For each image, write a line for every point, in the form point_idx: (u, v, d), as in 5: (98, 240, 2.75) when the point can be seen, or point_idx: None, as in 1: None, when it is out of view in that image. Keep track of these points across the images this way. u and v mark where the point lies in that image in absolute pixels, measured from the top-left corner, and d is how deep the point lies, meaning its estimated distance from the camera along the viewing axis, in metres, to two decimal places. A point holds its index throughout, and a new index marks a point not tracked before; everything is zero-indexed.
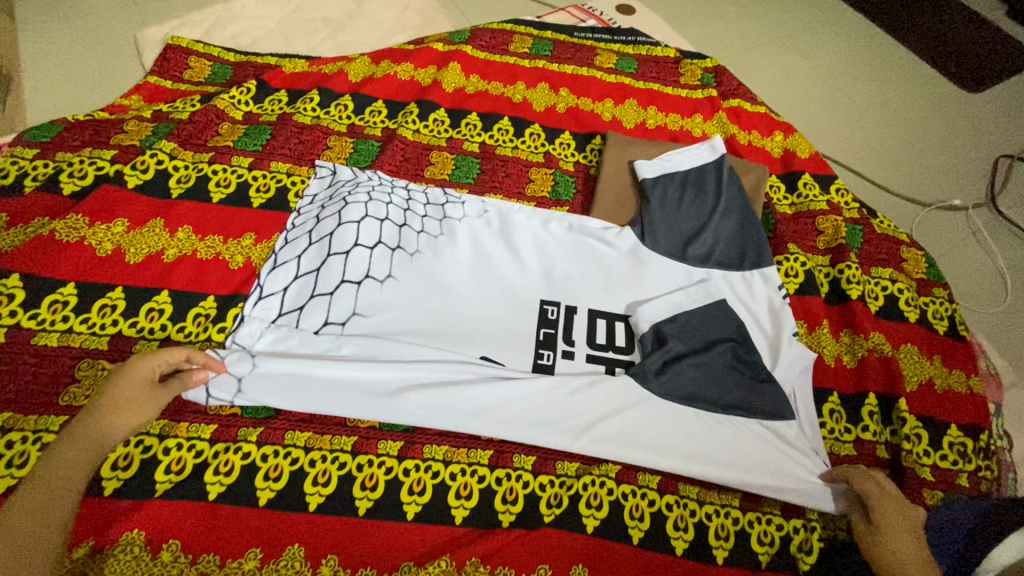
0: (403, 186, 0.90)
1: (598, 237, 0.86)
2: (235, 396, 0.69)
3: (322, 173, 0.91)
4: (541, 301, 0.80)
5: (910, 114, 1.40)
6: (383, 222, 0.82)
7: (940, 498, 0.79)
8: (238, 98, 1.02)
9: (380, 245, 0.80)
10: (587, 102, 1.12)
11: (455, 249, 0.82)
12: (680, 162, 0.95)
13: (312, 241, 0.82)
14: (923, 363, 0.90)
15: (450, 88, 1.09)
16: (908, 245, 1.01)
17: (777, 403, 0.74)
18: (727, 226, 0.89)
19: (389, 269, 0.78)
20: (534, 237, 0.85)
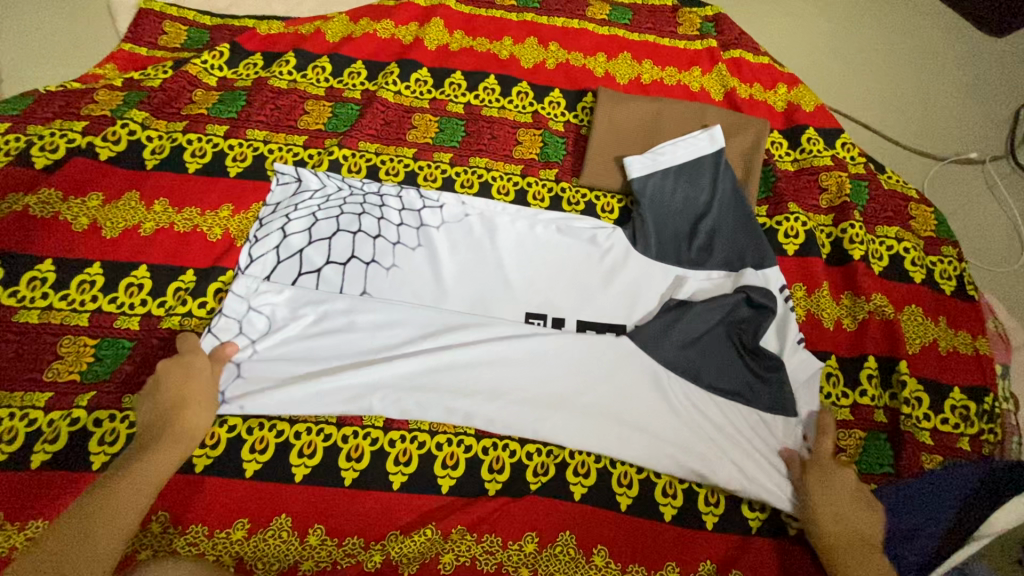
0: (375, 190, 0.85)
1: (586, 240, 0.84)
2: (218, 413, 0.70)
3: (286, 179, 0.85)
4: (527, 314, 0.79)
5: (927, 61, 1.31)
6: (356, 236, 0.79)
7: (938, 462, 0.78)
8: (211, 63, 0.97)
9: (353, 260, 0.78)
10: (578, 56, 1.07)
11: (437, 261, 0.80)
12: (674, 154, 0.89)
13: (280, 258, 0.78)
14: (927, 325, 0.86)
15: (433, 46, 1.04)
16: (917, 202, 0.96)
17: (779, 396, 0.74)
18: (721, 224, 0.85)
19: (364, 285, 0.77)
20: (521, 242, 0.83)
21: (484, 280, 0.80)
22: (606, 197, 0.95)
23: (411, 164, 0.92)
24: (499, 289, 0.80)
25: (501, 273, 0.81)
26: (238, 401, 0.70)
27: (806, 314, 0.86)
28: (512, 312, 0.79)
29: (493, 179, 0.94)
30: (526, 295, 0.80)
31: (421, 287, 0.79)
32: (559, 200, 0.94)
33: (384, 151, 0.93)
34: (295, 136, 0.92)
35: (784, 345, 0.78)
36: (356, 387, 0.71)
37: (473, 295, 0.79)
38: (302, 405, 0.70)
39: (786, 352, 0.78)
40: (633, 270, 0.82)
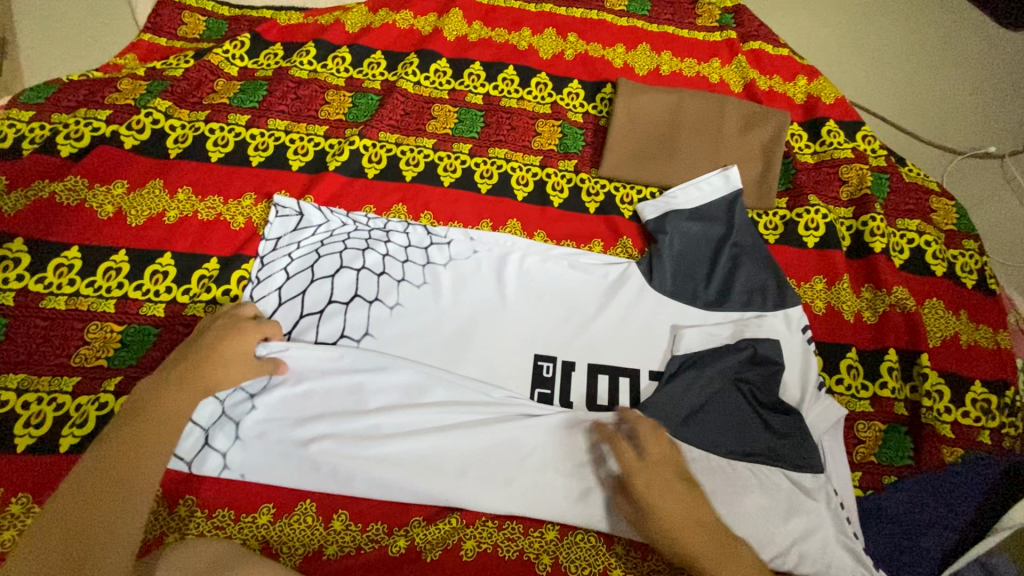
0: (380, 225, 0.85)
1: (597, 274, 0.86)
2: (218, 473, 0.69)
3: (287, 214, 0.83)
4: (536, 356, 0.79)
5: (946, 54, 1.30)
6: (361, 274, 0.81)
7: (959, 455, 0.78)
8: (232, 53, 0.98)
9: (356, 299, 0.79)
10: (597, 48, 1.06)
11: (443, 298, 0.82)
12: (687, 199, 0.90)
13: (283, 301, 0.79)
14: (948, 318, 0.86)
15: (452, 36, 1.04)
16: (938, 195, 0.96)
17: (802, 452, 0.72)
18: (736, 270, 0.85)
19: (367, 326, 0.78)
20: (532, 280, 0.84)
21: (494, 315, 0.81)
22: (626, 188, 0.95)
23: (430, 154, 0.92)
24: (510, 324, 0.81)
25: (509, 310, 0.82)
26: (240, 458, 0.69)
27: (826, 307, 0.86)
28: (521, 349, 0.79)
29: (512, 170, 0.94)
30: (537, 333, 0.80)
31: (430, 325, 0.80)
32: (577, 191, 0.94)
33: (404, 141, 0.93)
34: (316, 125, 0.92)
35: (805, 393, 0.77)
36: (347, 443, 0.69)
37: (474, 343, 0.79)
38: (295, 466, 0.69)
39: (807, 401, 0.76)
40: (647, 306, 0.83)
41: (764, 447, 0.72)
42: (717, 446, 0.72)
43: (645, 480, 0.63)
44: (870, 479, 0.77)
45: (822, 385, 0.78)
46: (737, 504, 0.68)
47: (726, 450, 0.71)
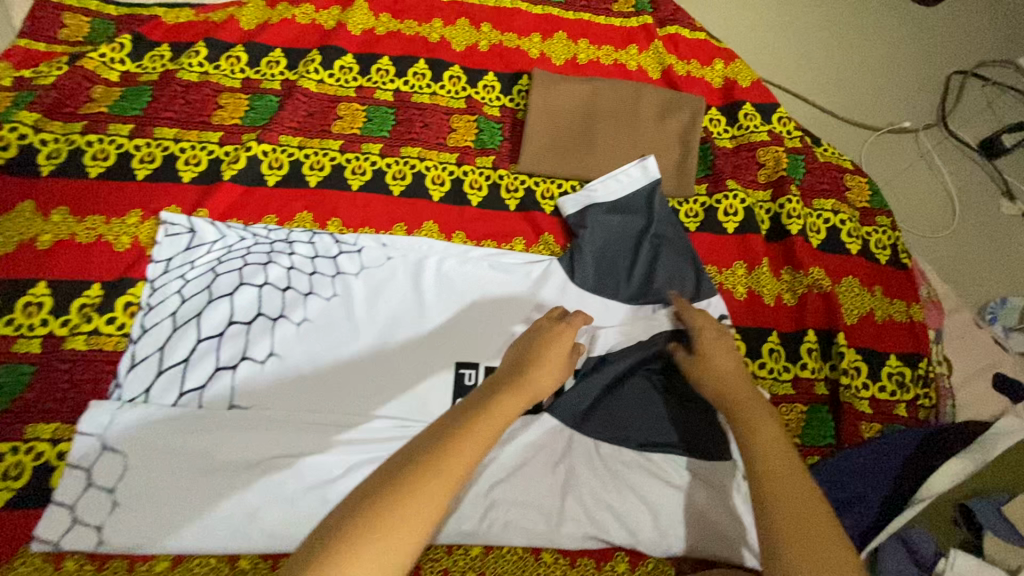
0: (282, 236, 0.80)
1: (518, 273, 0.83)
2: (94, 548, 0.64)
3: (176, 232, 0.77)
4: (457, 364, 0.76)
5: (862, 32, 1.32)
6: (264, 290, 0.76)
7: (877, 430, 0.79)
8: (110, 56, 0.90)
9: (260, 317, 0.75)
10: (512, 37, 1.02)
11: (355, 310, 0.77)
12: (607, 191, 0.88)
13: (177, 325, 0.73)
14: (863, 296, 0.87)
15: (357, 30, 0.98)
16: (852, 173, 0.97)
17: (715, 442, 0.73)
18: (658, 261, 0.84)
19: (271, 345, 0.73)
20: (450, 285, 0.81)
21: (411, 325, 0.77)
22: (547, 182, 0.92)
23: (337, 157, 0.87)
24: (427, 333, 0.77)
25: (427, 318, 0.78)
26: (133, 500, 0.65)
27: (747, 292, 0.86)
28: (438, 358, 0.76)
29: (426, 169, 0.89)
30: (455, 340, 0.77)
31: (339, 341, 0.75)
32: (496, 188, 0.91)
33: (307, 145, 0.87)
34: (209, 132, 0.86)
35: None
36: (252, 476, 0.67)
37: (386, 353, 0.75)
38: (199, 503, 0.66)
39: None
40: (569, 303, 0.81)
41: (677, 438, 0.73)
42: (629, 441, 0.73)
43: (702, 367, 0.69)
44: None
45: None
46: (655, 496, 0.70)
47: (637, 443, 0.72)
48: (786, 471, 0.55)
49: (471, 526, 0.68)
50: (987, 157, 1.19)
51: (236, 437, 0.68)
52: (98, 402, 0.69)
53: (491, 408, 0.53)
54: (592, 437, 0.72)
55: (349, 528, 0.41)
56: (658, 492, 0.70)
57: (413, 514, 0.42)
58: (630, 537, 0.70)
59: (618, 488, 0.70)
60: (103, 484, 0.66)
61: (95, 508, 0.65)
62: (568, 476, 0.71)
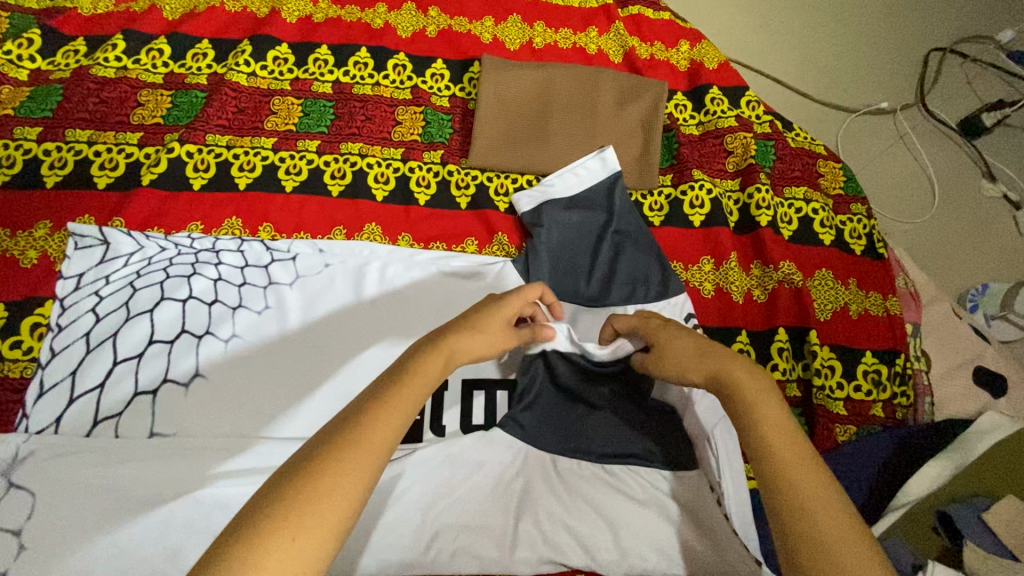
0: (208, 245, 0.74)
1: (469, 277, 0.77)
2: None
3: (88, 244, 0.70)
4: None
5: (837, 9, 1.26)
6: (187, 304, 0.69)
7: (852, 433, 0.75)
8: (18, 53, 0.82)
9: (183, 335, 0.68)
10: (462, 22, 0.95)
11: (291, 324, 0.71)
12: (564, 186, 0.82)
13: (90, 347, 0.67)
14: (837, 289, 0.82)
15: (293, 18, 0.91)
16: (825, 158, 0.92)
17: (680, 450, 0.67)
18: (620, 259, 0.78)
19: (195, 366, 0.67)
20: (395, 292, 0.75)
21: (353, 337, 0.72)
22: (500, 178, 0.86)
23: (269, 156, 0.81)
24: (370, 346, 0.71)
25: (370, 330, 0.72)
26: None
27: (715, 289, 0.81)
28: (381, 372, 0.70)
29: (368, 167, 0.83)
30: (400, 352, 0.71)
31: (273, 357, 0.69)
32: (446, 185, 0.84)
33: (237, 143, 0.80)
34: (127, 133, 0.79)
35: None
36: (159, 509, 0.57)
37: (324, 370, 0.70)
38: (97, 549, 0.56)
39: None
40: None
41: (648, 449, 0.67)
42: (588, 452, 0.67)
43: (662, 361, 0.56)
44: None
45: None
46: (619, 516, 0.63)
47: (598, 453, 0.67)
48: (802, 472, 0.44)
49: (412, 555, 0.62)
50: (968, 136, 1.14)
51: (148, 466, 0.60)
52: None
53: (408, 365, 0.48)
54: (548, 450, 0.67)
55: (272, 514, 0.35)
56: (623, 509, 0.63)
57: (340, 489, 0.37)
58: (590, 559, 0.63)
59: (576, 507, 0.64)
60: (7, 526, 0.55)
61: None
62: (523, 496, 0.65)
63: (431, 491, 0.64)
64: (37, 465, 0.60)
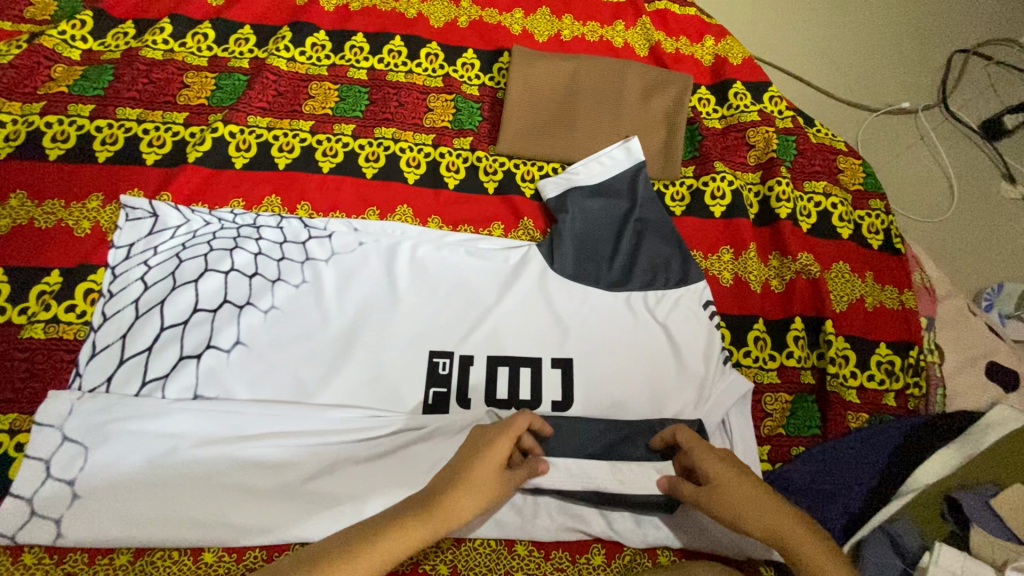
0: (250, 220, 0.77)
1: (496, 259, 0.80)
2: (52, 542, 0.62)
3: (137, 216, 0.74)
4: (431, 353, 0.74)
5: (861, 8, 1.27)
6: (230, 276, 0.73)
7: (864, 420, 0.77)
8: (71, 34, 0.87)
9: (226, 305, 0.72)
10: (493, 13, 0.98)
11: (326, 297, 0.74)
12: (589, 175, 0.85)
13: (140, 313, 0.71)
14: (854, 282, 0.84)
15: (330, 6, 0.94)
16: (845, 155, 0.93)
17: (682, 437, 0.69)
18: (641, 247, 0.81)
19: (237, 334, 0.71)
20: (423, 272, 0.78)
21: (384, 311, 0.75)
22: (527, 165, 0.89)
23: (307, 138, 0.84)
24: (399, 321, 0.75)
25: (401, 304, 0.75)
26: (90, 493, 0.62)
27: (733, 278, 0.83)
28: (412, 347, 0.74)
29: (401, 151, 0.86)
30: (429, 328, 0.75)
31: (309, 328, 0.73)
32: (475, 170, 0.87)
33: (277, 126, 0.84)
34: (174, 113, 0.83)
35: (710, 368, 0.74)
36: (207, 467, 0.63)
37: (357, 342, 0.73)
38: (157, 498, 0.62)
39: (712, 377, 0.74)
40: (549, 288, 0.78)
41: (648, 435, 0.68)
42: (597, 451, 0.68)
43: (718, 501, 0.58)
44: (779, 451, 0.75)
45: (728, 359, 0.76)
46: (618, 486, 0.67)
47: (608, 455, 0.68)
48: None
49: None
50: (988, 138, 1.15)
51: (196, 425, 0.65)
52: (55, 393, 0.66)
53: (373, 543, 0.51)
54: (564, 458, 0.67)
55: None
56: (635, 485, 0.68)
57: None
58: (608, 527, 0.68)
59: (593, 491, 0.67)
60: (64, 475, 0.62)
61: (55, 502, 0.62)
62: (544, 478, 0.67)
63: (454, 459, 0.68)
64: (89, 418, 0.64)
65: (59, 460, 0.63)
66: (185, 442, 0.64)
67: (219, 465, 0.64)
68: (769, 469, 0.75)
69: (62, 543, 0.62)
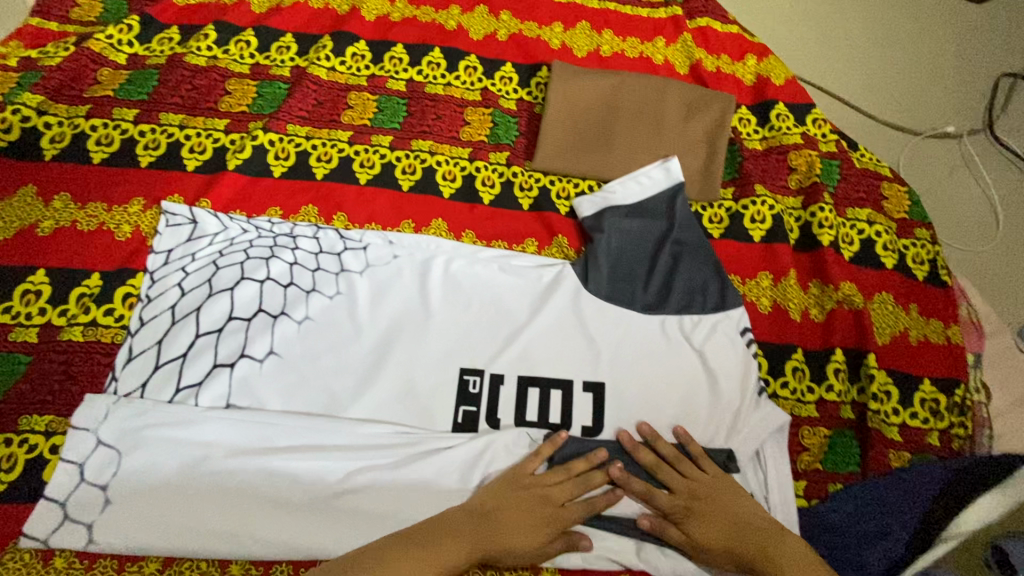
0: (286, 230, 0.77)
1: (530, 277, 0.79)
2: (83, 548, 0.62)
3: (177, 223, 0.75)
4: (461, 370, 0.73)
5: (906, 29, 1.24)
6: (265, 285, 0.73)
7: (906, 460, 0.74)
8: (118, 38, 0.88)
9: (260, 314, 0.72)
10: (532, 27, 0.98)
11: (359, 309, 0.74)
12: (626, 194, 0.83)
13: (175, 319, 0.71)
14: (897, 314, 0.81)
15: (371, 16, 0.94)
16: (890, 181, 0.91)
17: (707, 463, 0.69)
18: (677, 270, 0.79)
19: (270, 343, 0.70)
20: (458, 287, 0.77)
21: (416, 326, 0.74)
22: (562, 182, 0.88)
23: (345, 148, 0.84)
24: (431, 336, 0.74)
25: (433, 319, 0.75)
26: (122, 498, 0.62)
27: (772, 305, 0.81)
28: (443, 364, 0.73)
29: (437, 164, 0.86)
30: (461, 345, 0.74)
31: (340, 340, 0.72)
32: (510, 186, 0.87)
33: (315, 135, 0.84)
34: (216, 119, 0.83)
35: (746, 398, 0.72)
36: (236, 478, 0.63)
37: (388, 356, 0.72)
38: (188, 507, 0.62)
39: (748, 407, 0.72)
40: (583, 308, 0.76)
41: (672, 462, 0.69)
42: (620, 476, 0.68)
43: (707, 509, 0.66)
44: (815, 488, 0.73)
45: (764, 389, 0.74)
46: (631, 507, 0.69)
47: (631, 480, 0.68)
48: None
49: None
50: None
51: (229, 435, 0.65)
52: (92, 396, 0.66)
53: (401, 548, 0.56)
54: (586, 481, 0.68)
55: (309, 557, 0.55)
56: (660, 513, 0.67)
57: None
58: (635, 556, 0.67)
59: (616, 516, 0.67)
60: (97, 480, 0.63)
61: (87, 506, 0.62)
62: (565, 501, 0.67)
63: (482, 479, 0.67)
64: (123, 423, 0.64)
65: (92, 465, 0.63)
66: (217, 452, 0.64)
67: (249, 477, 0.63)
68: (805, 506, 0.72)
69: (94, 549, 0.62)
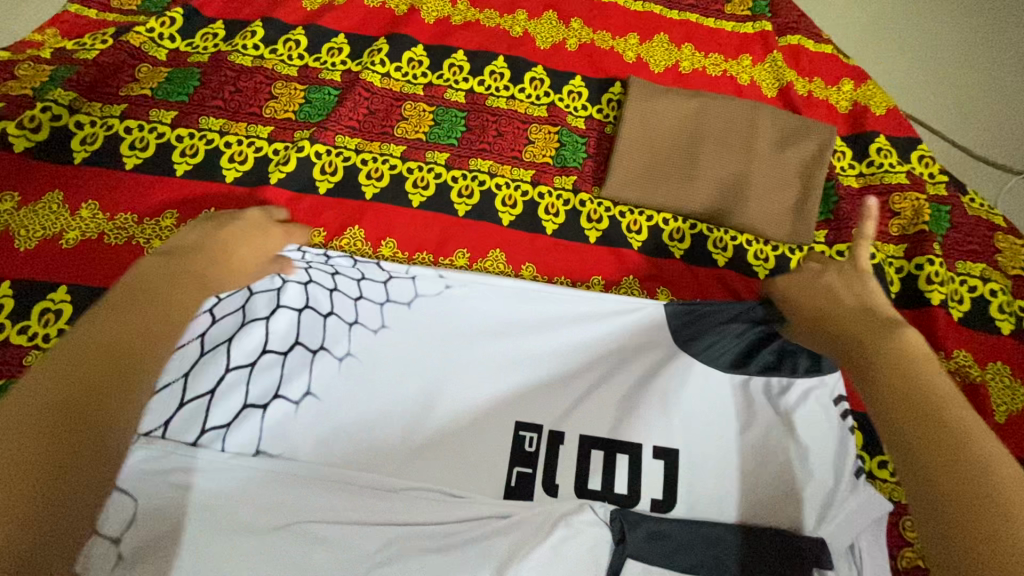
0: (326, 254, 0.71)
1: (595, 319, 0.71)
2: None
3: None
4: (517, 425, 0.64)
5: (1009, 55, 1.12)
6: (303, 315, 0.65)
7: None
8: (159, 32, 0.81)
9: (297, 347, 0.64)
10: (605, 37, 0.89)
11: (405, 347, 0.67)
12: None
13: (204, 350, 0.62)
14: (1017, 388, 0.71)
15: (431, 18, 0.86)
16: (1006, 231, 0.80)
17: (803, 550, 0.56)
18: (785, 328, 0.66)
19: (308, 383, 0.63)
20: (520, 325, 0.70)
21: (471, 370, 0.66)
22: (634, 214, 0.79)
23: (397, 165, 0.76)
24: (484, 383, 0.66)
25: (489, 363, 0.67)
26: None
27: None
28: (498, 417, 0.65)
29: (497, 187, 0.77)
30: (518, 395, 0.66)
31: (385, 382, 0.65)
32: (576, 215, 0.78)
33: (366, 148, 0.77)
34: (260, 126, 0.76)
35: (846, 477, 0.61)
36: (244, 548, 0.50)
37: (437, 403, 0.64)
38: None
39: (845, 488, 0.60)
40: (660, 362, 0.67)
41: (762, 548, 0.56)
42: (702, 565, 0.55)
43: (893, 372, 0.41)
44: None
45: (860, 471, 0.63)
46: None
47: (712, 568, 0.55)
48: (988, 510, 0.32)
49: None
50: None
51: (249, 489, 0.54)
52: None
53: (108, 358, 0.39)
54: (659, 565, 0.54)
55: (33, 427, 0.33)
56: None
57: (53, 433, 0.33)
58: None
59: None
60: None
61: None
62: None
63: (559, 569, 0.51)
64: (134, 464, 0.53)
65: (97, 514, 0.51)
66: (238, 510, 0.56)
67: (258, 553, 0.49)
68: None
69: None
